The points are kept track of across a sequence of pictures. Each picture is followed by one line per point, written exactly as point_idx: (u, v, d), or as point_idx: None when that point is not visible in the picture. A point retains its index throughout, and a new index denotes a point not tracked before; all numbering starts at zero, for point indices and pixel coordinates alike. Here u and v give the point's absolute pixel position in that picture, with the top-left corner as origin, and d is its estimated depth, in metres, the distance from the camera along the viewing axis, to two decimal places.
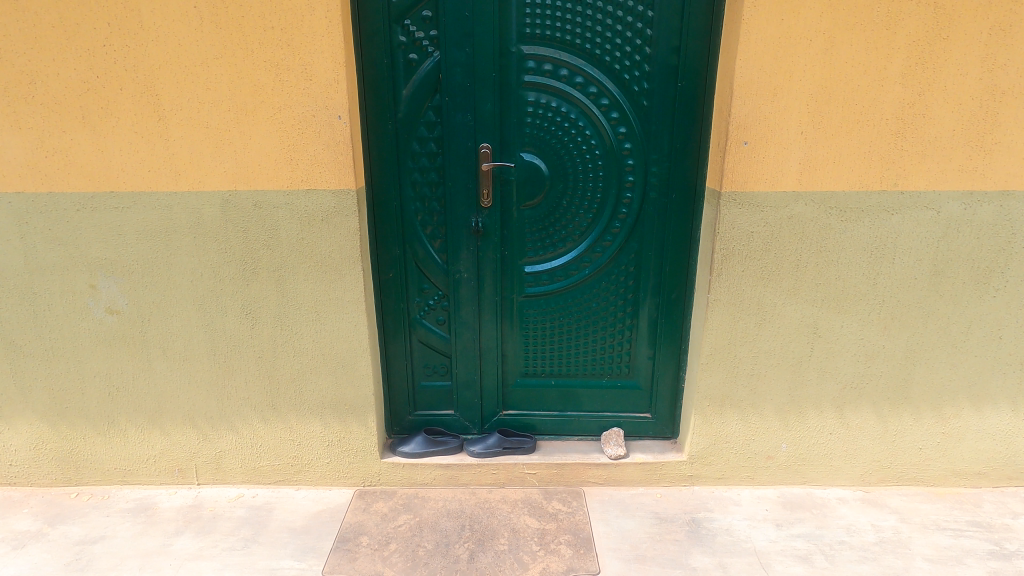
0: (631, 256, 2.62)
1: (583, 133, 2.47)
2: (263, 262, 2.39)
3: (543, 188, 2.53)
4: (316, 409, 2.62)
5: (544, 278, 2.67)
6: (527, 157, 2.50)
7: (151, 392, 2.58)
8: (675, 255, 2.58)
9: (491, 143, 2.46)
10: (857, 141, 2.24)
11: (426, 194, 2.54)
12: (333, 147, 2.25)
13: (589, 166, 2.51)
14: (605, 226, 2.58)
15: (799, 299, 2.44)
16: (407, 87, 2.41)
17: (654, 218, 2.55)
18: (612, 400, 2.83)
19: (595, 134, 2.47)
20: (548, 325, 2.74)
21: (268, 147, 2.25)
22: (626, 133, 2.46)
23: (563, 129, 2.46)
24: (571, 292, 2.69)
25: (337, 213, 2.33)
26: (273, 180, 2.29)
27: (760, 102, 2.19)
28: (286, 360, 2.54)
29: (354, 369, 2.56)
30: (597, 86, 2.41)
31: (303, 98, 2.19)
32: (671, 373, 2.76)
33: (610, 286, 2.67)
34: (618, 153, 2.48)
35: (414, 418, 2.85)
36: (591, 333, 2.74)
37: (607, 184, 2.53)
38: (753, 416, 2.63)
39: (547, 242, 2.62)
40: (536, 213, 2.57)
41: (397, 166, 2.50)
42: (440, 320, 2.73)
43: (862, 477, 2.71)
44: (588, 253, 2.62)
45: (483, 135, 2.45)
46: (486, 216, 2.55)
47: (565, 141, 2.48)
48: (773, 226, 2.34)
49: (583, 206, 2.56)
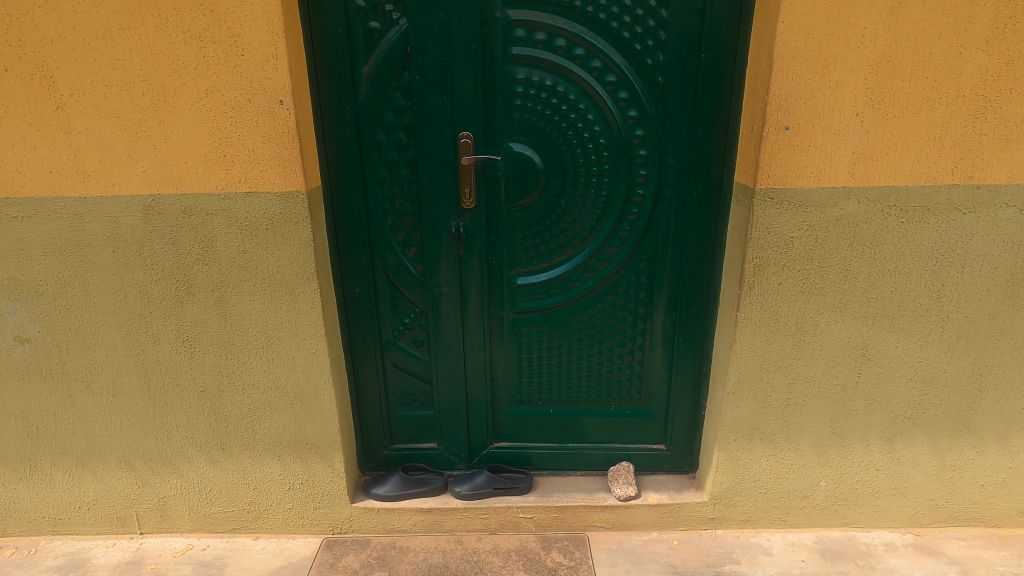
0: (643, 265, 2.20)
1: (584, 118, 2.03)
2: (198, 280, 1.98)
3: (537, 185, 2.10)
4: (273, 449, 2.23)
5: (539, 292, 2.25)
6: (516, 148, 2.06)
7: (78, 432, 2.20)
8: (696, 264, 2.16)
9: (473, 131, 2.03)
10: (925, 123, 1.80)
11: (396, 193, 2.11)
12: (275, 139, 1.82)
13: (592, 159, 2.07)
14: (611, 230, 2.15)
15: (847, 316, 2.02)
16: (368, 63, 1.96)
17: (671, 220, 2.12)
18: (620, 429, 2.44)
19: (599, 119, 2.03)
20: (545, 346, 2.33)
21: (195, 140, 1.82)
22: (637, 117, 2.01)
23: (559, 113, 2.02)
24: (571, 308, 2.27)
25: (284, 220, 1.91)
26: (204, 182, 1.87)
27: (806, 77, 1.75)
28: (234, 394, 2.15)
29: (315, 403, 2.17)
30: (601, 60, 1.97)
31: (235, 79, 1.76)
32: (689, 399, 2.36)
33: (617, 301, 2.25)
34: (626, 143, 2.04)
35: (391, 452, 2.47)
36: (595, 354, 2.34)
37: (613, 179, 2.09)
38: (787, 451, 2.23)
39: (543, 250, 2.19)
40: (529, 215, 2.14)
41: (359, 160, 2.06)
42: (419, 341, 2.32)
43: (912, 518, 2.32)
44: (591, 262, 2.20)
45: (462, 122, 2.02)
46: (469, 220, 2.13)
47: (562, 128, 2.04)
48: (818, 230, 1.91)
49: (584, 206, 2.13)
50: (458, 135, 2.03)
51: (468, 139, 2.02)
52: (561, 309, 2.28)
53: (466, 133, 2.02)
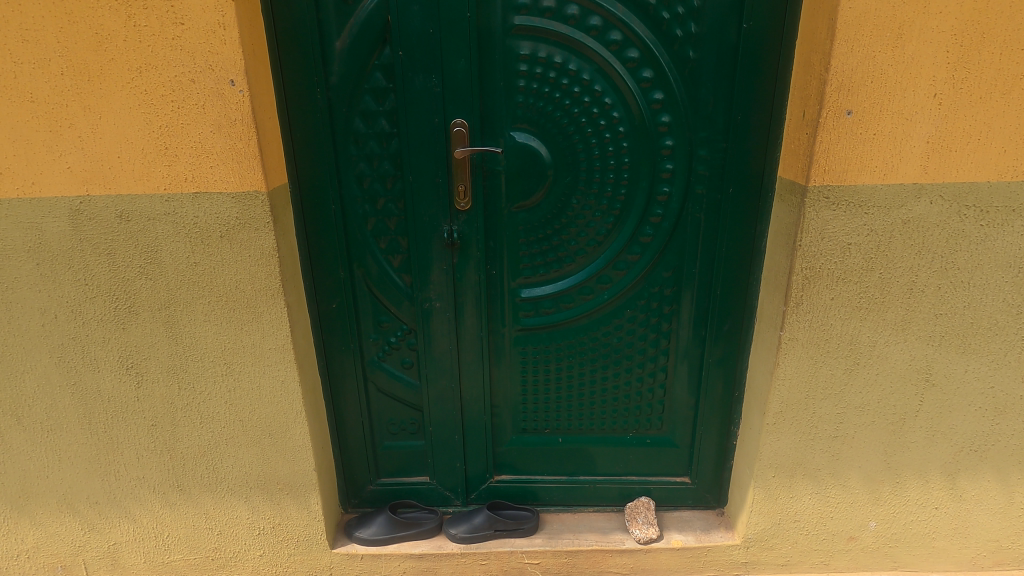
0: (667, 275, 1.88)
1: (599, 102, 1.70)
2: (142, 297, 1.66)
3: (543, 182, 1.78)
4: (238, 490, 1.92)
5: (546, 306, 1.94)
6: (519, 138, 1.74)
7: (10, 472, 1.88)
8: (729, 273, 1.85)
9: (468, 118, 1.70)
10: (1015, 106, 1.48)
11: (378, 192, 1.79)
12: (226, 129, 1.49)
13: (609, 151, 1.75)
14: (630, 234, 1.84)
15: (909, 336, 1.72)
16: (341, 36, 1.63)
17: (701, 222, 1.81)
18: (638, 460, 2.14)
19: (617, 103, 1.71)
20: (552, 368, 2.03)
21: (130, 130, 1.50)
22: (663, 100, 1.69)
23: (570, 97, 1.70)
24: (583, 324, 1.96)
25: (241, 226, 1.59)
26: (143, 181, 1.54)
27: (875, 49, 1.43)
28: (191, 428, 1.83)
29: (286, 438, 1.86)
30: (621, 32, 1.64)
31: (175, 54, 1.43)
32: (718, 427, 2.06)
33: (637, 316, 1.94)
34: (650, 131, 1.72)
35: (377, 488, 2.16)
36: (611, 376, 2.03)
37: (634, 175, 1.77)
38: (833, 488, 1.93)
39: (550, 258, 1.88)
40: (534, 217, 1.82)
41: (333, 153, 1.74)
42: (407, 363, 2.01)
43: (973, 561, 2.03)
44: (607, 272, 1.89)
45: (455, 106, 1.69)
46: (464, 223, 1.81)
47: (574, 115, 1.71)
48: (881, 235, 1.60)
49: (598, 206, 1.81)
50: (450, 122, 1.70)
51: (462, 127, 1.70)
52: (572, 326, 1.97)
53: (460, 120, 1.70)
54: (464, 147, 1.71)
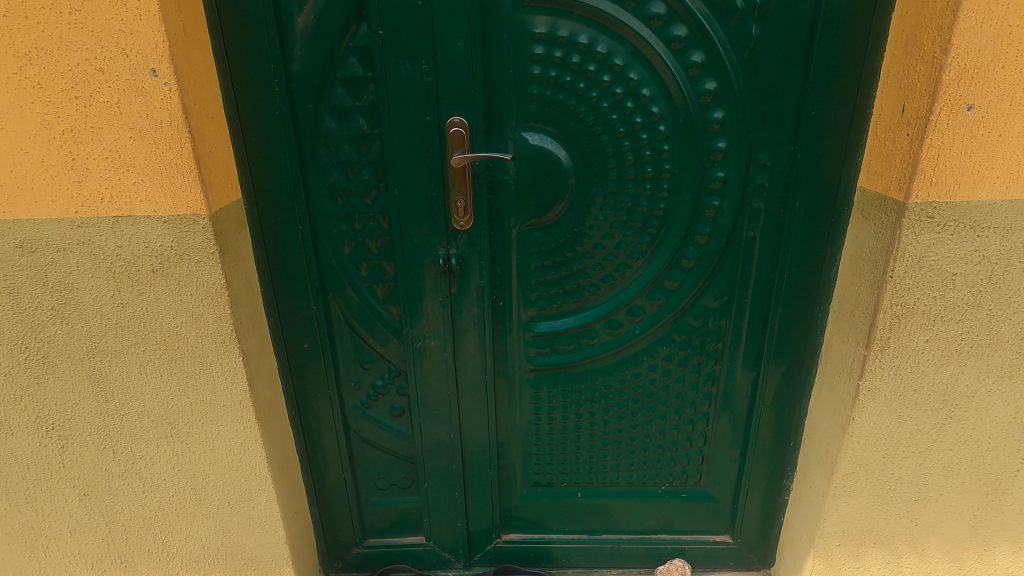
0: (712, 306, 1.54)
1: (634, 95, 1.34)
2: (59, 345, 1.32)
3: (563, 195, 1.42)
4: (195, 566, 1.59)
5: (564, 342, 1.60)
6: (532, 141, 1.38)
7: None
8: (790, 304, 1.51)
9: (467, 115, 1.34)
10: None
11: (356, 208, 1.43)
12: (150, 133, 1.13)
13: (645, 155, 1.39)
14: (669, 258, 1.49)
15: (1018, 385, 1.38)
16: (303, 10, 1.26)
17: (758, 242, 1.46)
18: (671, 517, 1.82)
19: (658, 96, 1.35)
20: (571, 413, 1.69)
21: (24, 135, 1.14)
22: (715, 92, 1.33)
23: (597, 87, 1.34)
24: (608, 364, 1.62)
25: (177, 257, 1.23)
26: (47, 202, 1.18)
27: (1010, 23, 1.07)
28: (132, 497, 1.50)
29: (249, 508, 1.52)
30: (665, 3, 1.27)
31: (76, 34, 1.07)
32: (767, 481, 1.73)
33: (674, 354, 1.60)
34: (698, 131, 1.37)
35: (364, 550, 1.84)
36: (641, 423, 1.70)
37: (675, 185, 1.42)
38: (908, 558, 1.61)
39: (569, 286, 1.54)
40: (550, 237, 1.47)
41: (298, 160, 1.37)
42: (396, 410, 1.67)
43: None
44: (638, 302, 1.54)
45: (451, 101, 1.32)
46: (464, 246, 1.46)
47: (602, 110, 1.35)
48: (995, 263, 1.26)
49: (629, 223, 1.46)
50: (447, 121, 1.34)
51: (461, 128, 1.34)
52: (594, 366, 1.63)
53: (458, 119, 1.34)
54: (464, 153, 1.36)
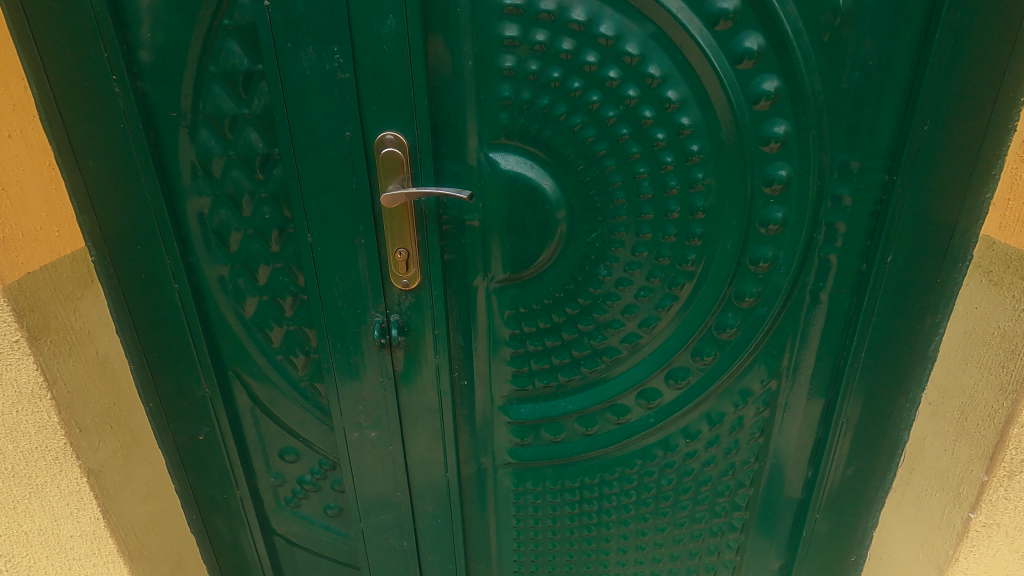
0: (755, 389, 1.12)
1: (655, 100, 0.90)
2: None
3: (548, 242, 1.00)
4: None
5: (552, 431, 1.19)
6: (503, 165, 0.95)
7: None
8: (865, 391, 1.09)
9: (405, 128, 0.90)
10: None
11: (257, 258, 1.02)
12: None
13: (669, 187, 0.95)
14: (698, 327, 1.06)
15: None
16: None
17: (824, 308, 1.04)
18: None
19: (690, 101, 0.90)
20: (562, 517, 1.28)
21: None
22: (777, 96, 0.89)
23: (599, 89, 0.89)
24: (610, 458, 1.21)
25: None
26: None
27: None
28: None
29: None
30: None
31: None
32: None
33: (699, 448, 1.19)
34: (747, 153, 0.92)
35: None
36: (654, 529, 1.29)
37: (712, 229, 0.98)
38: None
39: (558, 361, 1.12)
40: (533, 297, 1.05)
41: (164, 192, 0.96)
42: (332, 509, 1.27)
43: None
44: (653, 383, 1.13)
45: (380, 108, 0.89)
46: (411, 310, 1.04)
47: (606, 123, 0.91)
48: None
49: (644, 280, 1.03)
50: (375, 138, 0.91)
51: (397, 148, 0.91)
52: (593, 460, 1.22)
53: (392, 134, 0.90)
54: (403, 185, 0.93)
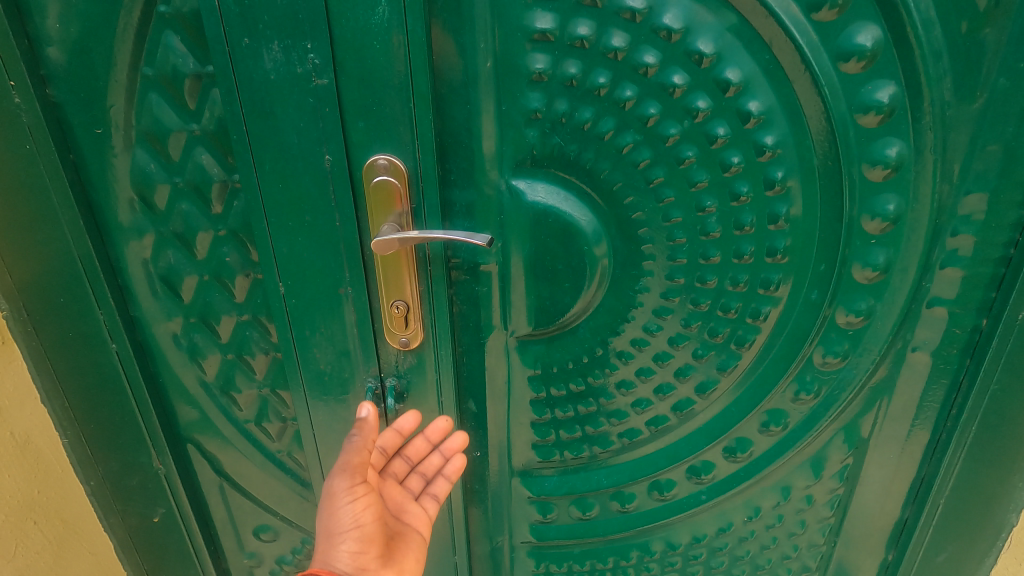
0: (831, 462, 0.92)
1: (734, 113, 0.68)
2: None
3: (584, 292, 0.78)
4: None
5: (580, 507, 0.98)
6: (529, 195, 0.74)
7: None
8: (975, 473, 0.88)
9: (402, 150, 0.68)
10: None
11: (217, 310, 0.81)
12: None
13: (744, 224, 0.74)
14: (768, 392, 0.86)
15: None
16: None
17: (926, 370, 0.83)
18: None
19: (778, 115, 0.68)
20: None
21: None
22: (892, 109, 0.66)
23: (659, 99, 0.68)
24: (651, 538, 1.01)
25: None
26: None
27: None
28: None
29: None
30: None
31: None
32: None
33: (757, 527, 0.99)
34: (845, 182, 0.71)
35: None
36: None
37: (794, 276, 0.77)
38: None
39: (592, 429, 0.91)
40: (563, 355, 0.85)
41: (89, 231, 0.74)
42: None
43: None
44: (707, 455, 0.92)
45: (369, 123, 0.67)
46: (411, 373, 0.84)
47: (666, 143, 0.70)
48: None
49: (702, 337, 0.82)
50: (363, 162, 0.69)
51: (392, 176, 0.69)
52: (629, 540, 1.02)
53: (385, 159, 0.68)
54: (404, 224, 0.71)
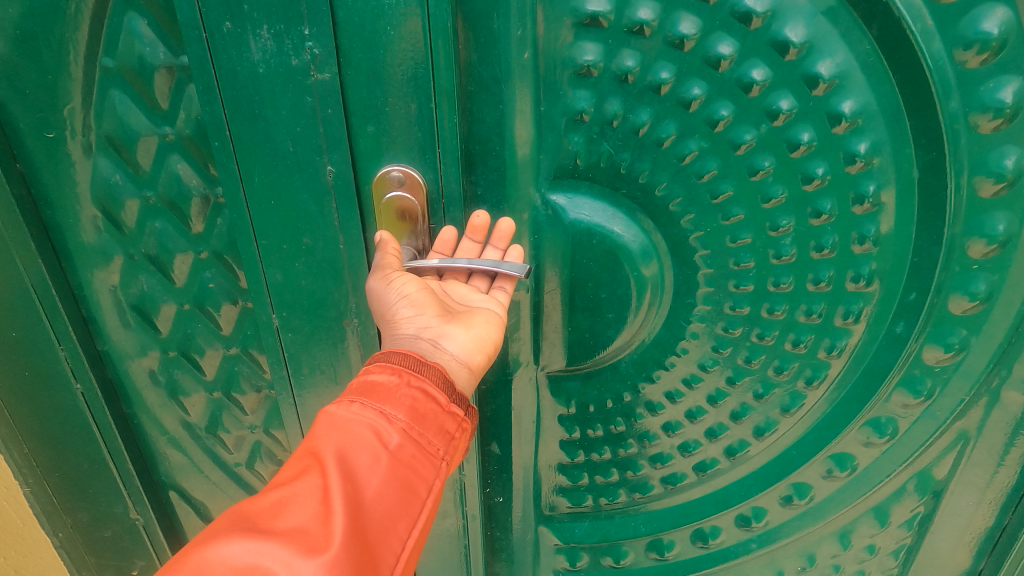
0: (900, 510, 0.81)
1: (822, 116, 0.57)
2: None
3: (630, 325, 0.67)
4: None
5: (613, 556, 0.87)
6: (570, 213, 0.62)
7: None
8: None
9: (420, 160, 0.56)
10: None
11: (199, 343, 0.69)
12: None
13: (824, 247, 0.62)
14: (835, 435, 0.75)
15: None
16: None
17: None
18: None
19: (877, 119, 0.56)
20: None
21: None
22: (1015, 110, 0.54)
23: (733, 98, 0.57)
24: None
25: None
26: None
27: None
28: None
29: None
30: None
31: None
32: None
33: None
34: (950, 199, 0.59)
35: None
36: None
37: (878, 307, 0.66)
38: None
39: (631, 473, 0.81)
40: (602, 392, 0.74)
41: (40, 254, 0.63)
42: None
43: None
44: (761, 501, 0.81)
45: (380, 127, 0.55)
46: None
47: (738, 151, 0.59)
48: None
49: (766, 374, 0.71)
50: (373, 175, 0.57)
51: (408, 191, 0.57)
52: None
53: (399, 171, 0.56)
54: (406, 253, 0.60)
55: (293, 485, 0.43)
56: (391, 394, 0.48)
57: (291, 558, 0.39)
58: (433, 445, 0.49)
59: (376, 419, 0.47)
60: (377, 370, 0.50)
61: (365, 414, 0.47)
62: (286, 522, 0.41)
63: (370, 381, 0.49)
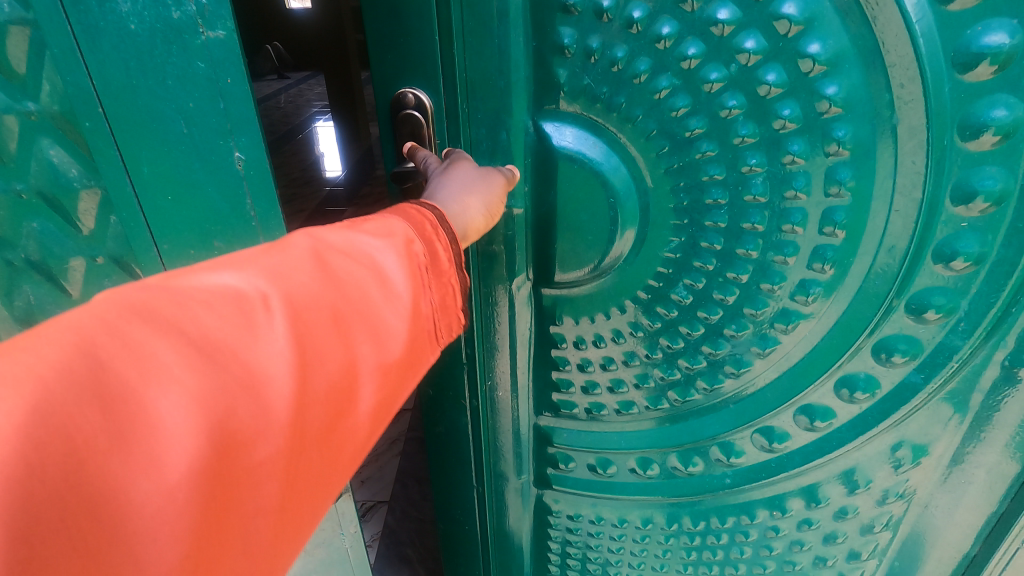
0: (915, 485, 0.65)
1: (789, 58, 0.46)
2: None
3: (612, 249, 0.59)
4: None
5: (599, 464, 0.78)
6: (556, 141, 0.56)
7: None
8: None
9: (429, 88, 0.57)
10: None
11: None
12: None
13: (793, 191, 0.51)
14: (804, 387, 0.61)
15: None
16: None
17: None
18: None
19: (850, 62, 0.44)
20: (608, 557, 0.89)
21: None
22: (1017, 53, 0.41)
23: (702, 37, 0.48)
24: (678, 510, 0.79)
25: None
26: None
27: None
28: None
29: None
30: None
31: None
32: None
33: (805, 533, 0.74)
34: (929, 150, 0.46)
35: None
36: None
37: (860, 246, 0.52)
38: None
39: (613, 389, 0.71)
40: (582, 295, 0.65)
41: None
42: None
43: None
44: (736, 439, 0.68)
45: (398, 58, 0.56)
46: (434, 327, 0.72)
47: (708, 89, 0.49)
48: None
49: (740, 311, 0.59)
50: (393, 94, 0.58)
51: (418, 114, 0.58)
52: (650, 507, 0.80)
53: (412, 94, 0.57)
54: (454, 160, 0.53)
55: (382, 284, 0.34)
56: (450, 279, 0.38)
57: (361, 362, 0.32)
58: (460, 337, 0.40)
59: (442, 289, 0.37)
60: (445, 242, 0.38)
61: (443, 270, 0.37)
62: (368, 323, 0.32)
63: (445, 247, 0.38)
